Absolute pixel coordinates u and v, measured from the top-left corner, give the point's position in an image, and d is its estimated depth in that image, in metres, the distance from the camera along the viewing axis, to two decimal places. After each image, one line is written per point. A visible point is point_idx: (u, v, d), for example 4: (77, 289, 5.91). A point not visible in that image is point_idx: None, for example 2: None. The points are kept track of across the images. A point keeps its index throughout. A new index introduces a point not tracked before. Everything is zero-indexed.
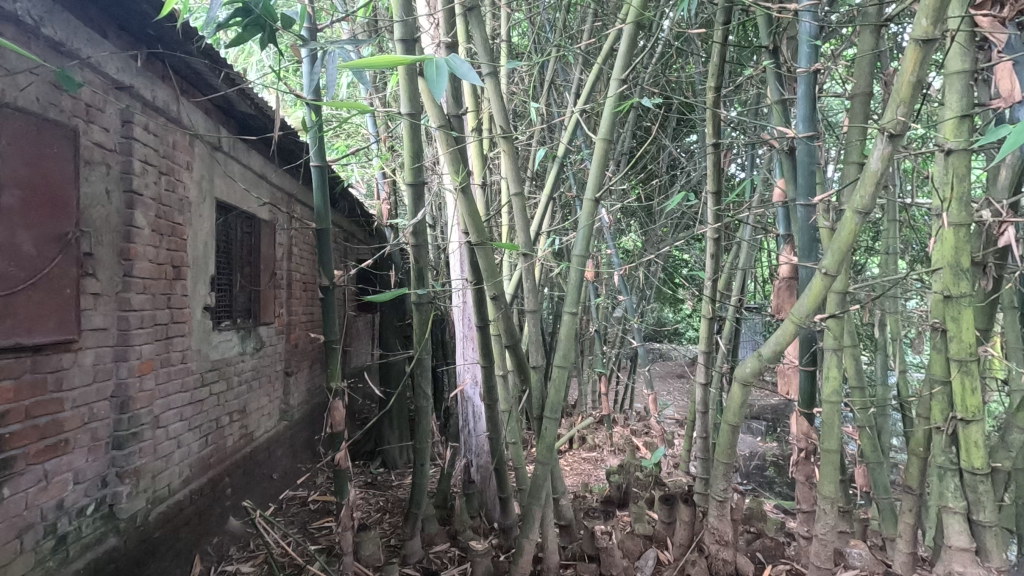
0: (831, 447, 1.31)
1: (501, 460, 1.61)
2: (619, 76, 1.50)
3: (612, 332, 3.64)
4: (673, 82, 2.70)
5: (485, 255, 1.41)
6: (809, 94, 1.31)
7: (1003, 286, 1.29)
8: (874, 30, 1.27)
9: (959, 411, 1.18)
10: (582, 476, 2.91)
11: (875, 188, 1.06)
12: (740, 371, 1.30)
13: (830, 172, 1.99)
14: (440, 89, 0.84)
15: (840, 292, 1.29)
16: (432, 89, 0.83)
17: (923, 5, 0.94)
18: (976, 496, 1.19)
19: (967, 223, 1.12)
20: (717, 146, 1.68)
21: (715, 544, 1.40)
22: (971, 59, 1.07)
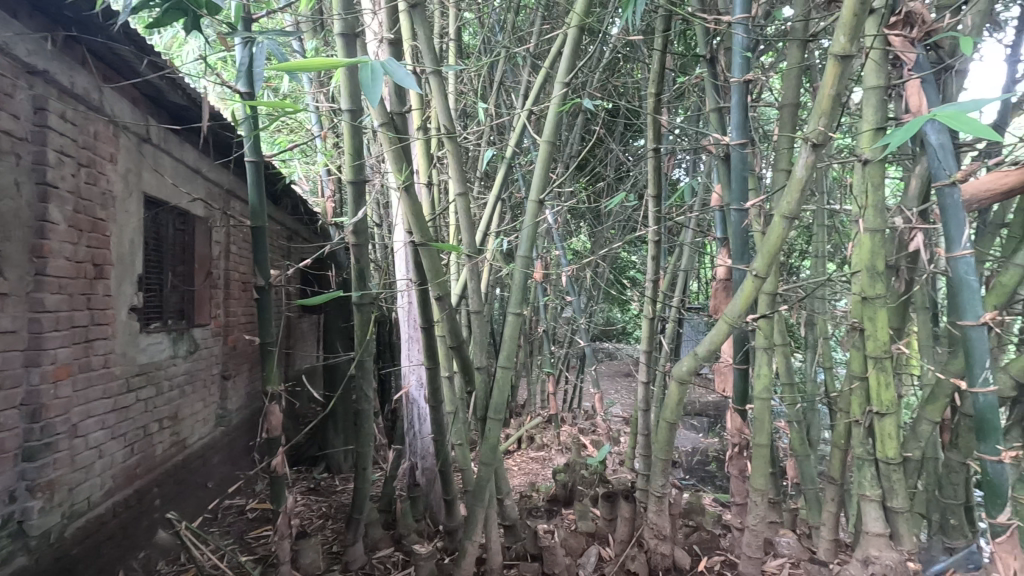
0: (762, 441, 1.38)
1: (446, 462, 1.60)
2: (563, 79, 1.52)
3: (560, 332, 3.68)
4: (619, 88, 2.75)
5: (429, 256, 1.40)
6: (742, 103, 1.36)
7: (914, 288, 1.39)
8: (801, 44, 1.34)
9: (875, 405, 1.26)
10: (530, 476, 2.92)
11: (800, 195, 1.12)
12: (677, 370, 1.34)
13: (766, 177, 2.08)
14: (375, 95, 0.81)
15: (769, 293, 1.35)
16: (367, 95, 0.81)
17: (841, 22, 1.00)
18: (890, 484, 1.27)
19: (881, 228, 1.19)
20: (658, 151, 1.72)
21: (654, 538, 1.45)
22: (885, 75, 1.14)
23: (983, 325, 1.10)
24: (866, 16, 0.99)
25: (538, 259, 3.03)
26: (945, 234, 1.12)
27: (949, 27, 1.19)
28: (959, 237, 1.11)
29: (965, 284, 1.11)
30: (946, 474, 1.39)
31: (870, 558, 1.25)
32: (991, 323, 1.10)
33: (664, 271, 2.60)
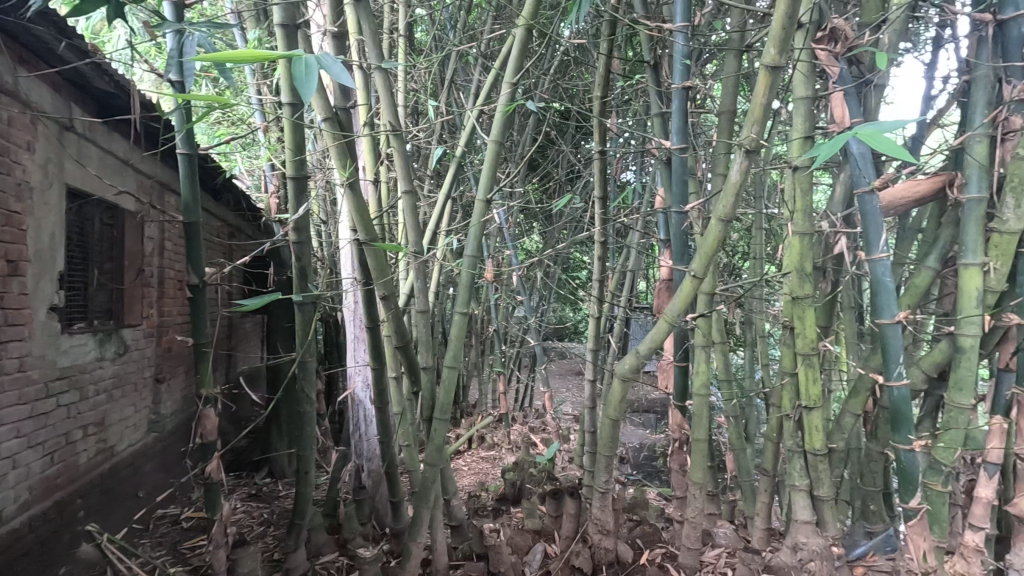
0: (701, 436, 1.43)
1: (392, 464, 1.58)
2: (511, 80, 1.53)
3: (511, 332, 3.68)
4: (570, 91, 2.78)
5: (375, 254, 1.38)
6: (682, 109, 1.40)
7: (839, 288, 1.47)
8: (737, 54, 1.40)
9: (804, 399, 1.33)
10: (479, 476, 2.91)
11: (735, 199, 1.17)
12: (620, 368, 1.38)
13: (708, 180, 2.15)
14: (310, 89, 0.80)
15: (707, 293, 1.41)
16: (300, 90, 0.80)
17: (770, 35, 1.04)
18: (817, 474, 1.35)
19: (809, 232, 1.26)
20: (604, 153, 1.75)
21: (598, 534, 1.49)
22: (813, 86, 1.20)
23: (898, 323, 1.19)
24: (793, 29, 1.04)
25: (489, 259, 3.03)
26: (864, 238, 1.20)
27: (870, 43, 1.26)
28: (877, 241, 1.19)
29: (881, 284, 1.20)
30: (867, 463, 1.48)
31: (798, 544, 1.33)
32: (904, 321, 1.19)
33: (612, 271, 2.64)
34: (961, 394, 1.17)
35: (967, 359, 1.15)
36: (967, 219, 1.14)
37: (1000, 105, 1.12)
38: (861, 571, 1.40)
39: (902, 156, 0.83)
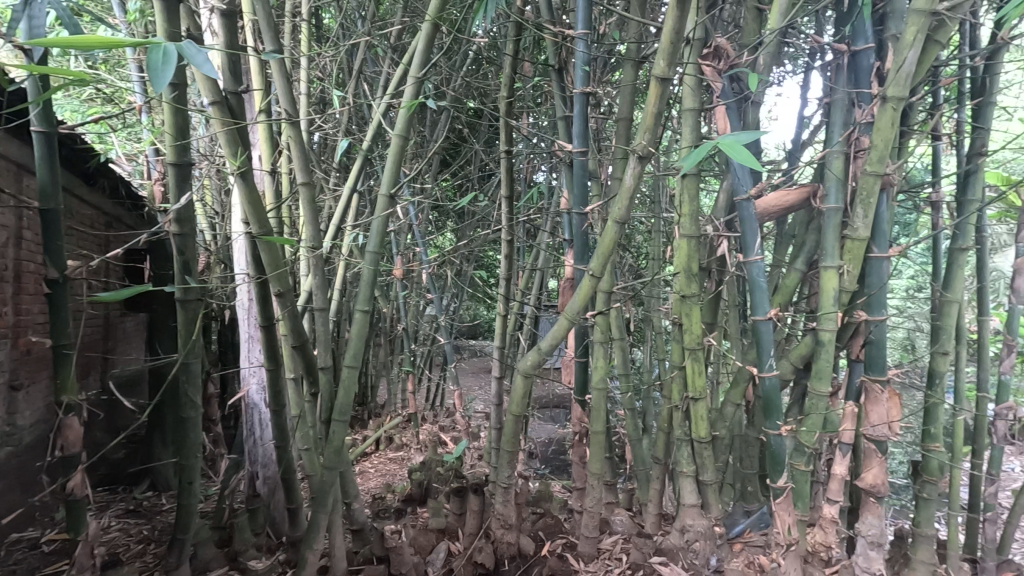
0: (598, 428, 1.50)
1: (287, 470, 1.50)
2: (416, 75, 1.51)
3: (421, 330, 3.61)
4: (482, 89, 2.77)
5: (268, 248, 1.30)
6: (582, 113, 1.46)
7: (722, 287, 1.59)
8: (634, 65, 1.47)
9: (691, 391, 1.43)
10: (385, 478, 2.84)
11: (629, 203, 1.24)
12: (523, 364, 1.45)
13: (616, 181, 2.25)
14: (164, 81, 0.75)
15: (605, 291, 1.47)
16: (154, 79, 0.74)
17: (660, 48, 1.09)
18: (702, 460, 1.45)
19: (696, 235, 1.35)
20: (511, 153, 1.78)
21: (500, 528, 1.55)
22: (699, 99, 1.29)
23: (769, 319, 1.31)
24: (681, 44, 1.10)
25: (399, 256, 2.96)
26: (742, 241, 1.32)
27: (748, 64, 1.38)
28: (752, 245, 1.31)
29: (756, 284, 1.32)
30: (745, 448, 1.62)
31: (686, 527, 1.44)
32: (775, 318, 1.32)
33: (522, 270, 2.68)
34: (820, 382, 1.30)
35: (827, 352, 1.29)
36: (826, 225, 1.27)
37: (852, 127, 1.27)
38: (739, 547, 1.52)
39: (753, 165, 0.89)
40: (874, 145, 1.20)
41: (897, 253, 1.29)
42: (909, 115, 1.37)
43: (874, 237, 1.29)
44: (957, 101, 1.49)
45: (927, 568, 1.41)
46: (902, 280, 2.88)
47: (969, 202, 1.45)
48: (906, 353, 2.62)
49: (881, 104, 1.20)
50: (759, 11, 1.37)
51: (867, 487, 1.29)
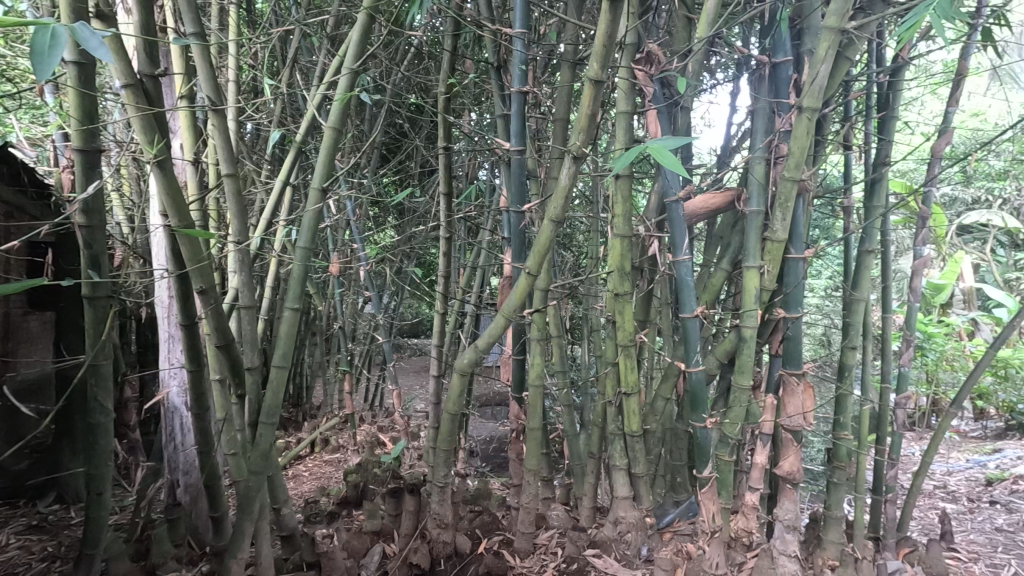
0: (535, 425, 1.52)
1: (210, 476, 1.42)
2: (351, 66, 1.46)
3: (359, 329, 3.52)
4: (422, 85, 2.73)
5: (189, 242, 1.23)
6: (520, 112, 1.48)
7: (654, 285, 1.64)
8: (570, 66, 1.50)
9: (623, 386, 1.47)
10: (320, 481, 2.75)
11: (564, 202, 1.26)
12: (460, 363, 1.46)
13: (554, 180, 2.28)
14: (49, 69, 0.69)
15: (542, 289, 1.49)
16: (37, 66, 0.68)
17: (594, 50, 1.12)
18: (634, 453, 1.50)
19: (628, 235, 1.39)
20: (449, 149, 1.76)
21: (436, 528, 1.54)
22: (632, 102, 1.32)
23: (695, 317, 1.39)
24: (613, 48, 1.12)
25: (335, 253, 2.88)
26: (671, 241, 1.38)
27: (678, 70, 1.43)
28: (681, 245, 1.37)
29: (684, 283, 1.39)
30: (674, 441, 1.68)
31: (619, 518, 1.49)
32: (701, 316, 1.39)
33: (462, 268, 2.66)
34: (743, 376, 1.36)
35: (748, 348, 1.35)
36: (748, 227, 1.34)
37: (772, 134, 1.34)
38: (668, 536, 1.58)
39: (678, 171, 0.90)
40: (791, 152, 1.27)
41: (811, 254, 1.37)
42: (823, 126, 1.46)
43: (791, 239, 1.37)
44: (866, 114, 1.60)
45: (837, 548, 1.51)
46: (819, 279, 3.07)
47: (874, 207, 1.56)
48: (821, 347, 2.80)
49: (798, 114, 1.27)
50: (688, 21, 1.43)
51: (784, 474, 1.38)
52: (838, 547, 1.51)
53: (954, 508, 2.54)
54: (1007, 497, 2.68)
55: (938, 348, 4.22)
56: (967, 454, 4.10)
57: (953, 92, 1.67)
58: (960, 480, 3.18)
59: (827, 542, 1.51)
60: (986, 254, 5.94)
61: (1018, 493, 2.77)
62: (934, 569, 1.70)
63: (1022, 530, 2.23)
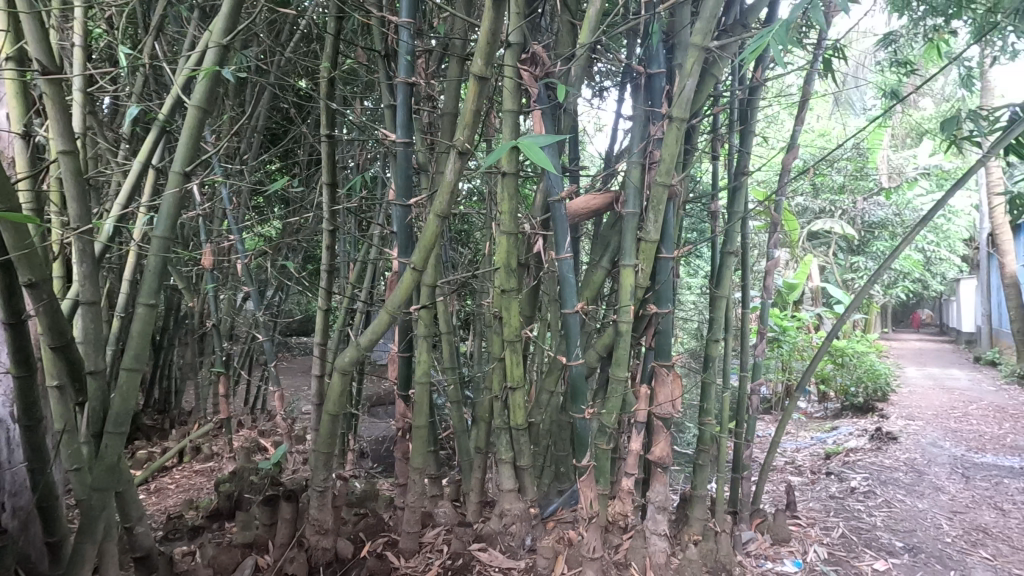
0: (420, 423, 1.51)
1: (42, 496, 1.24)
2: (220, 39, 1.34)
3: (237, 327, 3.26)
4: (309, 68, 2.58)
5: (10, 228, 1.05)
6: (406, 103, 1.45)
7: (539, 282, 1.68)
8: (459, 62, 1.51)
9: (509, 381, 1.49)
10: (188, 494, 2.52)
11: (450, 197, 1.25)
12: (340, 361, 1.40)
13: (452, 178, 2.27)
14: None
15: (429, 285, 1.47)
16: None
17: (478, 45, 1.14)
18: (518, 447, 1.54)
19: (514, 232, 1.42)
20: (333, 138, 1.68)
21: (315, 534, 1.48)
22: (518, 101, 1.34)
23: (576, 312, 1.44)
24: (497, 45, 1.15)
25: (210, 243, 2.64)
26: (555, 239, 1.43)
27: (562, 74, 1.49)
28: (564, 243, 1.42)
29: (566, 279, 1.44)
30: (558, 432, 1.73)
31: (505, 511, 1.53)
32: (581, 311, 1.45)
33: (351, 263, 2.56)
34: (619, 368, 1.43)
35: (625, 342, 1.42)
36: (625, 227, 1.41)
37: (646, 141, 1.43)
38: (551, 525, 1.63)
39: (545, 164, 0.91)
40: (663, 158, 1.35)
41: (679, 254, 1.47)
42: (692, 136, 1.58)
43: (663, 240, 1.46)
44: (729, 128, 1.76)
45: (702, 523, 1.64)
46: (693, 277, 3.34)
47: (736, 212, 1.72)
48: (694, 340, 3.04)
49: (669, 123, 1.36)
50: (572, 26, 1.49)
51: (655, 459, 1.48)
52: (702, 523, 1.64)
53: (798, 480, 2.88)
54: (839, 468, 3.10)
55: (791, 340, 4.77)
56: (811, 432, 4.68)
57: (799, 114, 1.89)
58: (805, 455, 3.62)
59: (693, 519, 1.64)
60: (830, 257, 6.82)
61: (848, 463, 3.21)
62: (779, 535, 1.92)
63: (850, 495, 2.59)
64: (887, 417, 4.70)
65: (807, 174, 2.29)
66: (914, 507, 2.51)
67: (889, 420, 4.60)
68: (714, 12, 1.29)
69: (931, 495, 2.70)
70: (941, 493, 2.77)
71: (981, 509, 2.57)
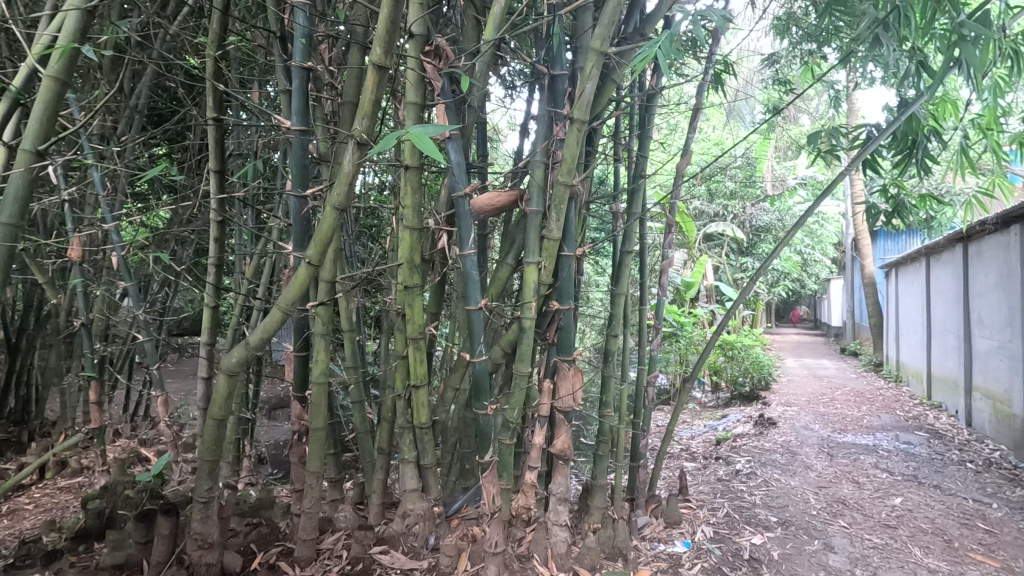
0: (317, 425, 1.44)
1: None
2: (82, 5, 1.19)
3: (113, 326, 2.95)
4: (199, 44, 2.37)
5: None
6: (302, 89, 1.37)
7: (445, 279, 1.67)
8: (360, 49, 1.46)
9: (413, 379, 1.46)
10: (48, 515, 2.23)
11: (348, 189, 1.21)
12: (227, 361, 1.31)
13: (359, 171, 2.19)
14: None
15: (328, 281, 1.42)
16: None
17: (377, 34, 1.11)
18: (423, 446, 1.51)
19: (418, 227, 1.39)
20: (222, 122, 1.56)
21: (197, 550, 1.37)
22: (422, 94, 1.31)
23: (480, 309, 1.44)
24: (397, 35, 1.13)
25: (78, 233, 2.36)
26: (459, 235, 1.42)
27: (466, 69, 1.49)
28: (467, 239, 1.41)
29: (470, 275, 1.44)
30: (463, 429, 1.73)
31: (407, 511, 1.50)
32: (485, 308, 1.45)
33: (247, 257, 2.39)
34: (523, 364, 1.45)
35: (528, 338, 1.45)
36: (528, 225, 1.43)
37: (549, 141, 1.47)
38: (456, 522, 1.63)
39: (438, 155, 0.90)
40: (565, 159, 1.38)
41: (581, 252, 1.51)
42: (593, 139, 1.64)
43: (565, 239, 1.50)
44: (629, 132, 1.84)
45: (601, 511, 1.70)
46: (599, 276, 3.46)
47: (634, 213, 1.80)
48: (598, 336, 3.16)
49: (571, 124, 1.40)
50: (477, 22, 1.50)
51: (558, 451, 1.52)
52: (601, 512, 1.71)
53: (691, 466, 3.08)
54: (727, 453, 3.35)
55: (687, 334, 5.10)
56: (704, 420, 5.04)
57: (692, 123, 2.02)
58: (698, 442, 3.88)
59: (593, 508, 1.70)
60: (722, 257, 7.38)
61: (734, 448, 3.48)
62: (671, 518, 2.05)
63: (734, 477, 2.82)
64: (769, 405, 5.16)
65: (699, 179, 2.45)
66: (788, 485, 2.78)
67: (770, 407, 5.05)
68: (612, 19, 1.35)
69: (802, 473, 3.00)
70: (810, 471, 3.08)
71: (841, 483, 2.90)
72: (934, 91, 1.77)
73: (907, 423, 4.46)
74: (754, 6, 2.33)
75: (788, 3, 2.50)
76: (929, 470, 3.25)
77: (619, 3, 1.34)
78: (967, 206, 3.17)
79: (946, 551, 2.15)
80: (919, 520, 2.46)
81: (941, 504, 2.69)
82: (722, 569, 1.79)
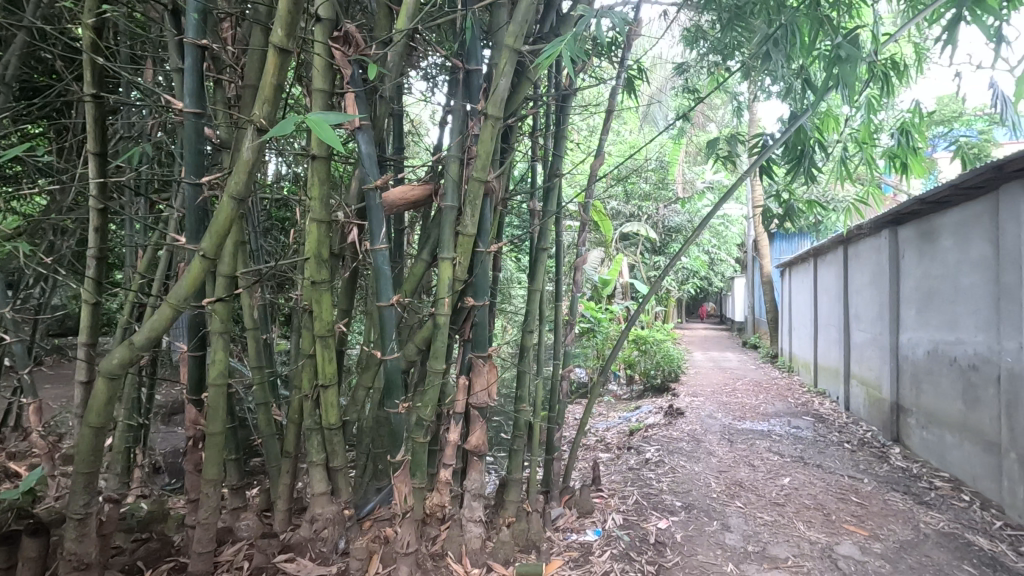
0: (214, 429, 1.35)
1: None
2: None
3: None
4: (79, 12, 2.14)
5: None
6: (196, 68, 1.27)
7: (356, 274, 1.61)
8: (262, 30, 1.38)
9: (320, 378, 1.40)
10: None
11: (247, 177, 1.14)
12: (106, 363, 1.20)
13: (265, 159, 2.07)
14: None
15: (227, 275, 1.32)
16: None
17: (278, 14, 1.05)
18: (332, 448, 1.46)
19: (326, 220, 1.33)
20: (102, 100, 1.42)
21: (72, 572, 1.25)
22: (330, 81, 1.25)
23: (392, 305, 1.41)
24: (299, 18, 1.08)
25: None
26: (370, 229, 1.38)
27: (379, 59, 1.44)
28: (379, 234, 1.38)
29: (380, 270, 1.40)
30: (376, 429, 1.68)
31: (315, 516, 1.44)
32: (397, 304, 1.42)
33: (139, 249, 2.20)
34: (436, 362, 1.43)
35: (442, 334, 1.43)
36: (443, 220, 1.41)
37: (464, 136, 1.45)
38: (367, 525, 1.58)
39: (336, 145, 0.86)
40: (479, 154, 1.38)
41: (495, 249, 1.52)
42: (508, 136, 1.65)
43: (479, 234, 1.49)
44: (545, 131, 1.86)
45: (516, 505, 1.72)
46: (519, 273, 3.50)
47: (549, 211, 1.83)
48: (518, 333, 3.19)
49: (485, 120, 1.39)
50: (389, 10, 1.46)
51: (471, 447, 1.52)
52: (516, 506, 1.73)
53: (606, 456, 3.20)
54: (639, 443, 3.51)
55: (604, 330, 5.30)
56: (619, 412, 5.26)
57: (606, 125, 2.08)
58: (612, 434, 4.03)
59: (508, 502, 1.72)
60: (637, 256, 7.72)
61: (646, 438, 3.65)
62: (584, 508, 2.11)
63: (644, 466, 2.95)
64: (678, 396, 5.46)
65: (613, 180, 2.54)
66: (692, 471, 2.95)
67: (679, 398, 5.35)
68: (525, 17, 1.35)
69: (705, 459, 3.21)
70: (713, 456, 3.30)
71: (740, 466, 3.12)
72: (816, 107, 1.94)
73: (797, 410, 4.88)
74: (664, 16, 2.44)
75: (695, 17, 2.64)
76: (814, 451, 3.58)
77: (531, 2, 1.35)
78: (846, 213, 3.52)
79: (825, 523, 2.38)
80: (803, 497, 2.70)
81: (823, 481, 2.97)
82: (629, 554, 1.87)
